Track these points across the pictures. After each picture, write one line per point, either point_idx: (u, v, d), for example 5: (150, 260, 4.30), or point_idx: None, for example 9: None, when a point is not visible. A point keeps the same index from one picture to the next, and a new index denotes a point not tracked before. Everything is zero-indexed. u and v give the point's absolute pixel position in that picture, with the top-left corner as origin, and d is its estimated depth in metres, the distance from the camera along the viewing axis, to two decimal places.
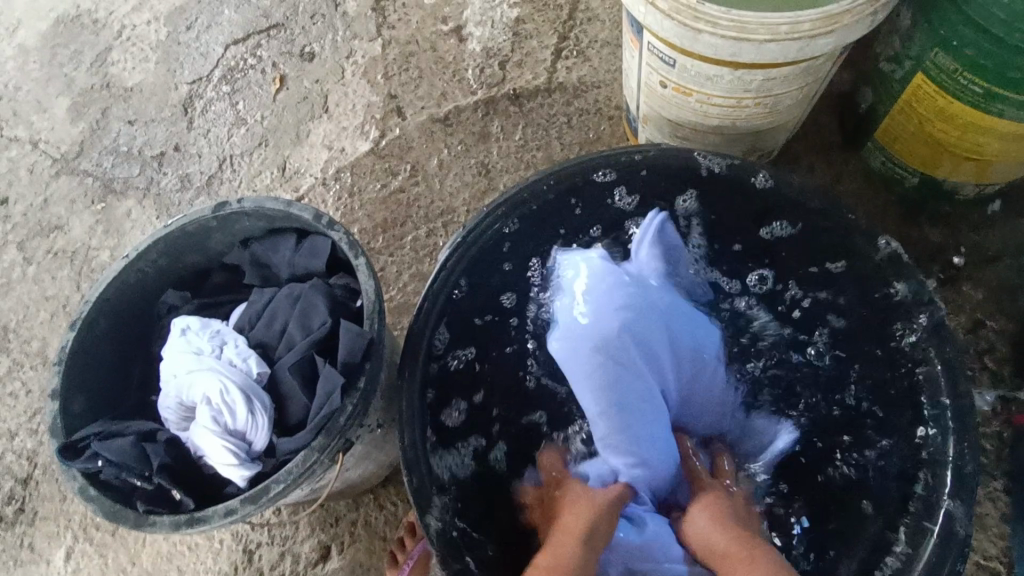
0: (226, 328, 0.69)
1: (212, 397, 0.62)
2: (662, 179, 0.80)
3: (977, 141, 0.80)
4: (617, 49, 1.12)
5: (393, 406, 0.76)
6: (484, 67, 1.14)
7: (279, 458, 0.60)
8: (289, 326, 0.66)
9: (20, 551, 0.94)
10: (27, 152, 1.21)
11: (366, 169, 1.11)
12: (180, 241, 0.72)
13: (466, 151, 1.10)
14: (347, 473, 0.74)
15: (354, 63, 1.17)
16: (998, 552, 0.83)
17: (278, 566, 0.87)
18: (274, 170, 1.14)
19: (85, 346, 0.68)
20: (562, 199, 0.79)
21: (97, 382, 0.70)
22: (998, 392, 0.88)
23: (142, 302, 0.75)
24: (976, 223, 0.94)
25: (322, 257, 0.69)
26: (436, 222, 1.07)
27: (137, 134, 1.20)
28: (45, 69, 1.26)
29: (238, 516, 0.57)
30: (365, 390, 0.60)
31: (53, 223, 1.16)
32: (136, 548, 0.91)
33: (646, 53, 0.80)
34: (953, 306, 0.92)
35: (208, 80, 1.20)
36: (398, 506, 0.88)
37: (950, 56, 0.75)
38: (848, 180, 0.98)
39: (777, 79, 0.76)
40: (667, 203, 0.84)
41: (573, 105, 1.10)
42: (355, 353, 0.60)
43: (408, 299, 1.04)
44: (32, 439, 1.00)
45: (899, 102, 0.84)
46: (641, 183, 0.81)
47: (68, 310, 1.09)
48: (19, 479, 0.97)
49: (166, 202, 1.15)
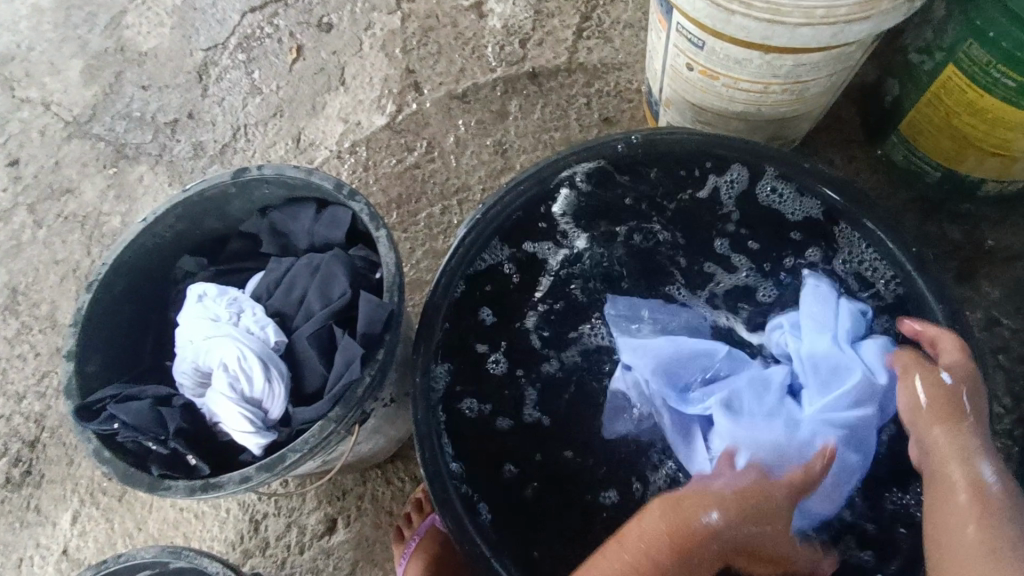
0: (243, 295, 0.69)
1: (229, 363, 0.62)
2: (694, 250, 0.84)
3: (1006, 136, 0.79)
4: (640, 31, 1.10)
5: (405, 382, 0.76)
6: (504, 45, 1.12)
7: (295, 427, 0.60)
8: (308, 295, 0.66)
9: (27, 512, 0.94)
10: (39, 114, 1.20)
11: (381, 144, 1.09)
12: (201, 204, 0.71)
13: (483, 129, 1.08)
14: (358, 446, 0.74)
15: (372, 36, 1.15)
16: None
17: (284, 537, 0.88)
18: (289, 141, 1.12)
19: (100, 309, 0.68)
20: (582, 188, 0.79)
21: (111, 346, 0.70)
22: (1010, 391, 0.88)
23: (158, 267, 0.74)
24: (996, 221, 0.94)
25: (342, 228, 0.68)
26: (450, 200, 1.06)
27: (150, 99, 1.18)
28: (58, 29, 1.24)
29: (252, 484, 0.57)
30: (383, 361, 0.60)
31: (64, 187, 1.15)
32: (143, 514, 0.91)
33: (674, 34, 0.78)
34: (969, 303, 0.91)
35: (224, 48, 1.19)
36: (405, 482, 0.88)
37: (984, 48, 0.73)
38: (868, 174, 0.97)
39: (807, 65, 0.74)
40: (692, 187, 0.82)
41: (593, 86, 1.09)
42: (374, 325, 0.60)
43: (420, 276, 1.03)
44: (41, 402, 1.00)
45: (927, 95, 0.83)
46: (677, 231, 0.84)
47: (78, 274, 1.09)
48: (27, 441, 0.97)
49: (178, 169, 1.14)
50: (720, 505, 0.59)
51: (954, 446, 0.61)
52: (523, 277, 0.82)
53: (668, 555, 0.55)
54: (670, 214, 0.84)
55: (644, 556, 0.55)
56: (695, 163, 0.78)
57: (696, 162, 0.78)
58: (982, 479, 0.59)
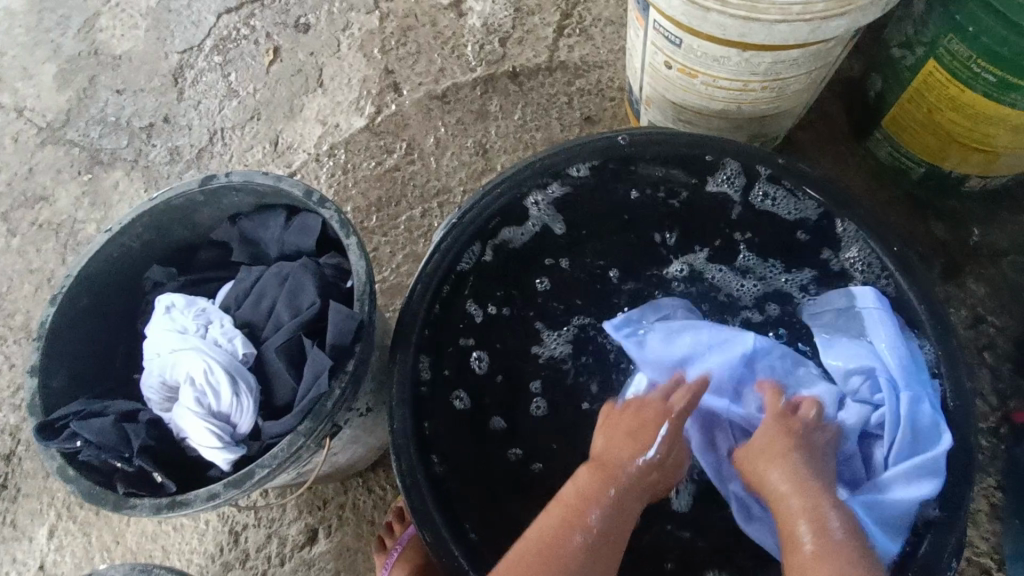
0: (211, 306, 0.67)
1: (196, 377, 0.60)
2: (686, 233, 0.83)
3: (988, 132, 0.78)
4: (621, 28, 1.09)
5: (382, 391, 0.74)
6: (484, 44, 1.10)
7: (264, 442, 0.59)
8: (277, 305, 0.64)
9: (3, 527, 0.92)
10: (11, 120, 1.18)
11: (360, 146, 1.08)
12: (168, 213, 0.69)
13: (463, 130, 1.07)
14: (334, 456, 0.73)
15: (350, 36, 1.13)
16: (989, 549, 0.82)
17: (264, 548, 0.86)
18: (266, 145, 1.11)
19: (64, 323, 0.66)
20: (567, 185, 0.79)
21: (77, 360, 0.68)
22: (996, 388, 0.87)
23: (126, 278, 0.73)
24: (980, 217, 0.93)
25: (312, 236, 0.67)
26: (431, 202, 1.04)
27: (125, 104, 1.16)
28: (31, 33, 1.22)
29: (220, 500, 0.55)
30: (354, 373, 0.59)
31: (38, 194, 1.13)
32: (121, 527, 0.90)
33: (652, 32, 0.77)
34: (954, 300, 0.90)
35: (199, 50, 1.17)
36: (386, 491, 0.87)
37: (964, 42, 0.72)
38: (851, 171, 0.97)
39: (785, 62, 0.73)
40: (680, 181, 0.80)
41: (574, 85, 1.07)
42: (343, 335, 0.59)
43: (401, 280, 1.02)
44: (16, 415, 0.98)
45: (909, 91, 0.82)
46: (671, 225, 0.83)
47: (53, 283, 1.07)
48: (2, 455, 0.96)
49: (154, 174, 1.12)
50: (615, 440, 0.70)
51: (793, 479, 0.64)
52: (508, 273, 0.83)
53: (594, 504, 0.63)
54: (665, 198, 0.82)
55: (573, 506, 0.63)
56: (690, 163, 0.77)
57: (678, 163, 0.76)
58: (828, 529, 0.60)
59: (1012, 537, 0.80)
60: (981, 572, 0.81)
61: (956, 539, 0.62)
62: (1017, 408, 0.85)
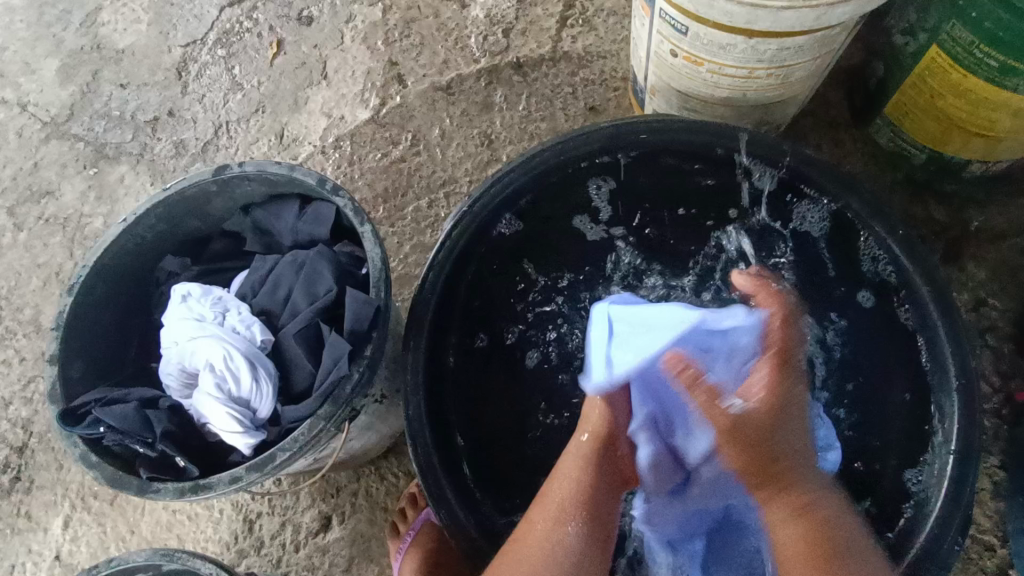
0: (228, 295, 0.68)
1: (215, 363, 0.61)
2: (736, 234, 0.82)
3: (989, 117, 0.79)
4: (624, 18, 1.09)
5: (396, 378, 0.75)
6: (487, 35, 1.11)
7: (284, 426, 0.60)
8: (294, 293, 0.65)
9: (17, 519, 0.93)
10: (15, 115, 1.18)
11: (366, 138, 1.08)
12: (182, 203, 0.70)
13: (468, 121, 1.07)
14: (350, 443, 0.74)
15: (353, 29, 1.14)
16: (993, 527, 0.84)
17: (279, 535, 0.87)
18: (272, 138, 1.11)
19: (81, 312, 0.67)
20: (606, 167, 0.79)
21: (94, 350, 0.69)
22: (998, 370, 0.89)
23: (140, 268, 0.73)
24: (982, 202, 0.94)
25: (327, 224, 0.68)
26: (437, 193, 1.05)
27: (129, 98, 1.16)
28: (32, 28, 1.22)
29: (242, 484, 0.56)
30: (372, 358, 0.60)
31: (44, 189, 1.13)
32: (135, 517, 0.90)
33: (658, 20, 0.77)
34: (956, 284, 0.92)
35: (203, 44, 1.17)
36: (399, 478, 0.88)
37: (967, 28, 0.73)
38: (855, 158, 0.98)
39: (791, 49, 0.74)
40: (704, 173, 0.79)
41: (578, 75, 1.08)
42: (361, 321, 0.59)
43: (409, 270, 1.02)
44: (27, 408, 0.98)
45: (912, 77, 0.83)
46: (731, 210, 0.82)
47: (61, 277, 1.08)
48: (15, 447, 0.96)
49: (160, 168, 1.12)
50: (618, 402, 0.69)
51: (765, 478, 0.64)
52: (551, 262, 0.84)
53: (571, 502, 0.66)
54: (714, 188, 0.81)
55: (560, 508, 0.65)
56: (701, 158, 0.77)
57: (683, 155, 0.77)
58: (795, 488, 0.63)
59: (1017, 515, 0.81)
60: (985, 549, 0.83)
61: (962, 513, 0.63)
62: (1019, 389, 0.87)
